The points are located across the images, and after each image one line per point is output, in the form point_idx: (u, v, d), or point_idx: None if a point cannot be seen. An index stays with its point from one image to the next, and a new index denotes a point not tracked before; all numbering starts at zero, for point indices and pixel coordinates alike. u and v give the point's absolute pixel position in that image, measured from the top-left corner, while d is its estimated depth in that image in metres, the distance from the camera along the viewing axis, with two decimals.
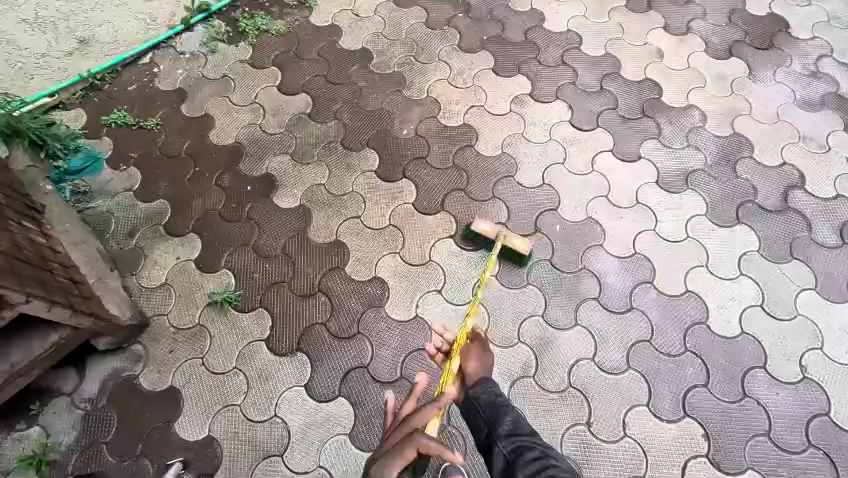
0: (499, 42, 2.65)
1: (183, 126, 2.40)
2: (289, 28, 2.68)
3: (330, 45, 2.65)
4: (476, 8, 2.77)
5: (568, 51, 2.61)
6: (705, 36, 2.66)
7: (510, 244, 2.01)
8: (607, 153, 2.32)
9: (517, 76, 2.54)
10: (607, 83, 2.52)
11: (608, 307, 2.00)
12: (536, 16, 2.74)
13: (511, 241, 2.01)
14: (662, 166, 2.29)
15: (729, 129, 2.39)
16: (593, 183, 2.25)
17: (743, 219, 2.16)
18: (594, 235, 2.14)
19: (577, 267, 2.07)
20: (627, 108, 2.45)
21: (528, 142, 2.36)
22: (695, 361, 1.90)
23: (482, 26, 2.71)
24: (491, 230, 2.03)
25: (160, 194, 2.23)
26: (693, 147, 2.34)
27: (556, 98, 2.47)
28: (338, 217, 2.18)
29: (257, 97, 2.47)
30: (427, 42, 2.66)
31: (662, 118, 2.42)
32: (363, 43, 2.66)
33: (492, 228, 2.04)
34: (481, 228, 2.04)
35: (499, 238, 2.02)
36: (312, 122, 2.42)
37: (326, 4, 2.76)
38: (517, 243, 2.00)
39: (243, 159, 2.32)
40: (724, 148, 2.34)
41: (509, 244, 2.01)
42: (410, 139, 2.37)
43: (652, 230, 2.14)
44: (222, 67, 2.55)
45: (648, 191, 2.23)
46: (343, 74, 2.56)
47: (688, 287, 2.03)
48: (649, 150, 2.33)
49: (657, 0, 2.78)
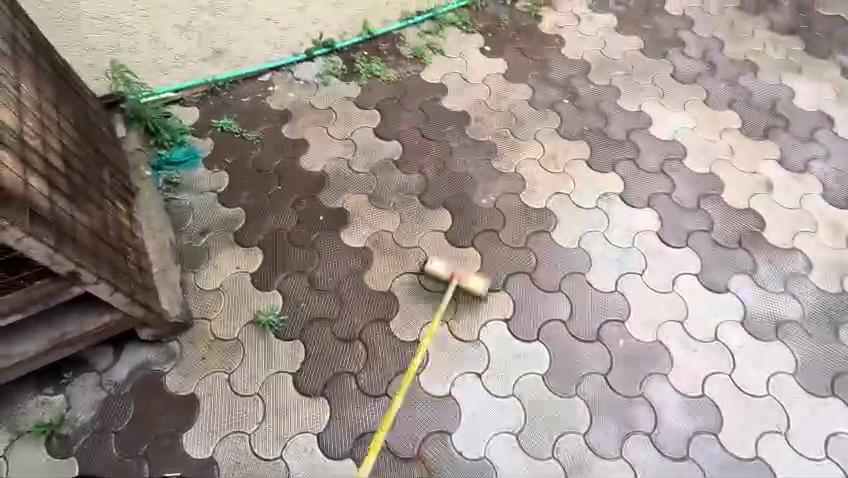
0: (599, 136, 2.62)
1: (279, 144, 2.52)
2: (400, 78, 2.81)
3: (434, 101, 2.73)
4: (582, 98, 2.77)
5: (668, 160, 2.52)
6: (823, 179, 2.48)
7: (465, 284, 2.03)
8: (691, 277, 2.16)
9: (609, 174, 2.47)
10: (705, 203, 2.38)
11: (661, 449, 1.78)
12: (642, 118, 2.69)
13: (464, 280, 2.04)
14: (751, 306, 2.09)
15: (835, 285, 2.15)
16: (670, 305, 2.08)
17: (838, 392, 1.90)
18: (659, 362, 1.95)
19: (634, 392, 1.88)
20: (723, 234, 2.29)
21: (608, 243, 2.25)
22: None
23: (585, 117, 2.70)
24: (444, 273, 2.06)
25: (240, 202, 2.32)
26: (792, 295, 2.12)
27: (647, 205, 2.36)
28: (398, 268, 2.15)
29: (353, 134, 2.57)
30: (527, 120, 2.68)
31: (760, 254, 2.23)
32: (464, 106, 2.72)
33: (447, 270, 2.07)
34: (435, 269, 2.07)
35: (453, 280, 2.04)
36: (397, 169, 2.47)
37: (439, 64, 2.88)
38: (471, 282, 2.03)
39: (323, 189, 2.38)
40: (828, 305, 2.10)
41: (463, 283, 2.03)
42: (487, 210, 2.34)
43: (727, 374, 1.92)
44: (329, 100, 2.70)
45: (729, 330, 2.02)
46: (439, 131, 2.61)
47: (759, 453, 1.78)
48: (739, 286, 2.14)
49: (775, 131, 2.65)
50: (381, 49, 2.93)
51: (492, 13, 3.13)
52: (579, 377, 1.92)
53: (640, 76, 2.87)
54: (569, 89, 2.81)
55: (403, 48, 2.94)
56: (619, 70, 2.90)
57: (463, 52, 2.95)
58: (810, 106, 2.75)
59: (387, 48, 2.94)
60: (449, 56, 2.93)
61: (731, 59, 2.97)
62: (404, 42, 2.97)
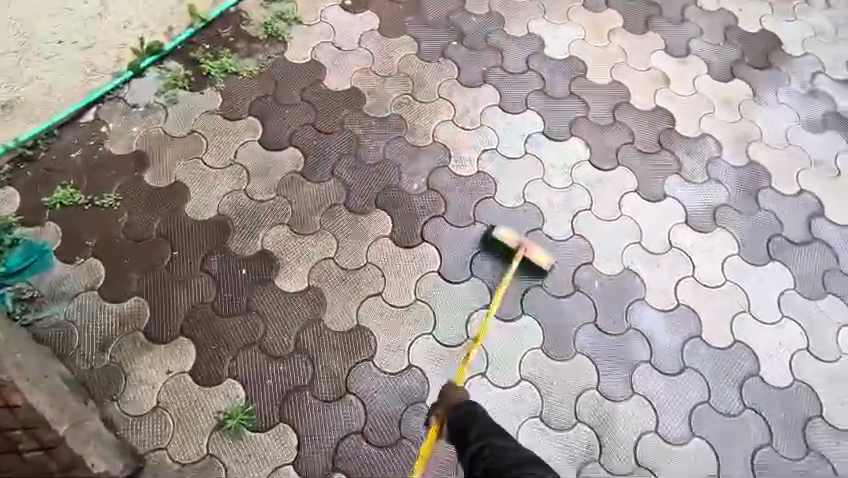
0: (501, 74, 2.43)
1: (150, 199, 2.01)
2: (263, 68, 2.33)
3: (314, 85, 2.32)
4: (469, 36, 2.53)
5: (573, 80, 2.44)
6: (706, 57, 2.55)
7: (530, 256, 1.94)
8: (632, 194, 2.19)
9: (526, 112, 2.34)
10: (620, 114, 2.37)
11: (662, 370, 1.88)
12: (534, 41, 2.54)
13: (531, 250, 1.95)
14: (688, 203, 2.19)
15: (745, 157, 2.31)
16: (624, 229, 2.11)
17: (776, 255, 2.10)
18: (634, 287, 2.01)
19: (623, 327, 1.94)
20: (644, 140, 2.31)
21: (550, 187, 2.17)
22: (756, 418, 1.82)
23: (479, 56, 2.48)
24: (512, 239, 1.96)
25: (132, 290, 1.83)
26: (715, 179, 2.25)
27: (572, 135, 2.29)
28: (356, 297, 1.90)
29: (237, 157, 2.13)
30: (423, 78, 2.39)
31: (680, 149, 2.30)
32: (351, 82, 2.35)
33: (515, 238, 1.97)
34: (503, 237, 1.97)
35: (520, 250, 1.95)
36: (306, 182, 2.11)
37: (302, 38, 2.43)
38: (539, 253, 1.94)
39: (231, 236, 1.97)
40: (744, 178, 2.26)
41: (530, 256, 1.94)
42: (422, 194, 2.12)
43: (691, 276, 2.04)
44: (186, 121, 2.17)
45: (679, 233, 2.12)
46: (335, 121, 2.25)
47: (736, 337, 1.94)
48: (672, 187, 2.22)
49: (654, 19, 2.64)
50: (224, 37, 2.37)
51: None
52: (574, 333, 1.91)
53: None
54: (452, 28, 2.54)
55: (250, 28, 2.41)
56: None
57: (324, 15, 2.50)
58: None
59: (230, 34, 2.38)
60: (309, 24, 2.47)
61: None
62: (249, 21, 2.43)
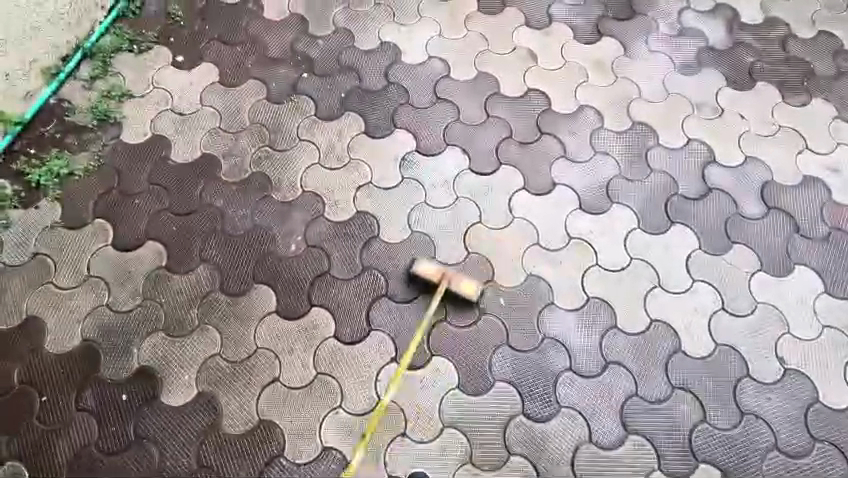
0: (360, 96, 2.24)
1: (3, 345, 1.81)
2: (100, 160, 2.09)
3: (161, 163, 2.10)
4: (319, 62, 2.32)
5: (437, 83, 2.27)
6: (570, 21, 2.41)
7: (457, 288, 1.85)
8: (521, 192, 2.06)
9: (395, 132, 2.17)
10: (493, 108, 2.21)
11: (584, 374, 1.80)
12: (389, 50, 2.34)
13: (455, 281, 1.85)
14: (580, 186, 2.07)
15: (628, 121, 2.20)
16: (519, 233, 1.99)
17: (676, 218, 2.02)
18: (541, 294, 1.90)
19: (538, 340, 1.84)
20: (523, 130, 2.17)
21: (434, 209, 2.03)
22: (686, 396, 1.77)
23: (334, 82, 2.28)
24: (433, 272, 1.87)
25: (3, 454, 1.67)
26: (602, 153, 2.14)
27: (447, 144, 2.14)
28: (252, 390, 1.76)
29: (90, 269, 1.92)
30: (278, 122, 2.19)
31: (561, 130, 2.17)
32: (201, 148, 2.13)
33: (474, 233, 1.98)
34: (422, 270, 1.88)
35: (444, 281, 1.85)
36: (173, 276, 1.92)
37: (136, 114, 2.19)
38: (463, 285, 1.85)
39: (103, 360, 1.79)
40: (630, 144, 2.16)
41: (456, 286, 1.85)
42: (301, 255, 1.95)
43: (596, 265, 1.95)
44: (25, 245, 1.95)
45: (576, 222, 2.01)
46: (191, 197, 2.04)
47: (652, 316, 1.87)
48: (561, 173, 2.09)
49: None
50: (48, 136, 2.12)
51: (157, 11, 2.40)
52: (488, 362, 1.81)
53: (360, 2, 2.46)
54: (299, 58, 2.33)
55: (75, 117, 2.16)
56: (337, 6, 2.45)
57: (156, 81, 2.26)
58: None
59: (54, 130, 2.13)
60: (141, 95, 2.23)
61: None
62: (72, 109, 2.17)
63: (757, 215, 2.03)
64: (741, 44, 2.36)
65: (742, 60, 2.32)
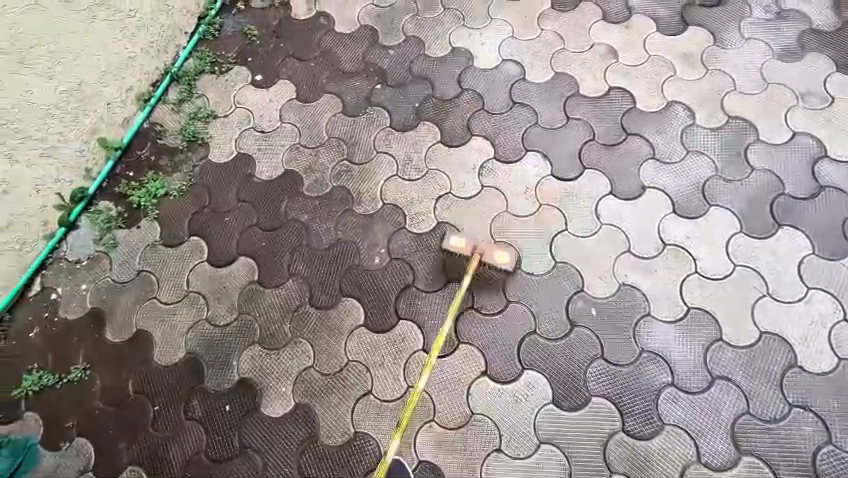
0: (435, 105, 2.23)
1: (118, 358, 1.94)
2: (192, 180, 2.20)
3: (247, 181, 2.18)
4: (392, 72, 2.32)
5: (513, 87, 2.21)
6: (652, 12, 2.28)
7: (491, 260, 1.86)
8: (608, 197, 1.97)
9: (472, 140, 2.13)
10: (573, 110, 2.13)
11: (688, 390, 1.70)
12: (461, 55, 2.31)
13: (490, 255, 1.87)
14: (672, 189, 1.96)
15: (723, 116, 2.05)
16: (609, 240, 1.91)
17: (784, 220, 1.87)
18: (636, 305, 1.81)
19: (635, 353, 1.76)
20: (607, 132, 2.07)
21: (517, 217, 1.98)
22: (807, 415, 1.64)
23: (407, 91, 2.27)
24: (465, 247, 1.88)
25: (124, 460, 1.80)
26: (695, 152, 2.01)
27: (527, 150, 2.08)
28: (346, 402, 1.79)
29: (189, 285, 2.02)
30: (355, 135, 2.21)
31: (649, 130, 2.06)
32: (283, 164, 2.20)
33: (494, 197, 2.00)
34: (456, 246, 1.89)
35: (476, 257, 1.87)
36: (265, 290, 1.99)
37: (221, 133, 2.28)
38: (498, 257, 1.87)
39: (207, 372, 1.89)
40: (728, 140, 2.01)
41: (491, 261, 1.86)
42: (385, 268, 1.97)
43: (695, 273, 1.83)
44: (131, 263, 2.08)
45: (670, 227, 1.90)
46: (277, 213, 2.11)
47: (762, 328, 1.74)
48: (651, 176, 1.98)
49: None
50: (144, 159, 2.25)
51: (234, 31, 2.48)
52: (583, 376, 1.75)
53: (429, 9, 2.44)
54: (371, 69, 2.34)
55: (167, 139, 2.28)
56: (405, 14, 2.44)
57: (237, 100, 2.34)
58: None
59: (149, 153, 2.26)
60: (225, 115, 2.32)
61: None
62: (164, 132, 2.29)
63: None
64: None
65: None
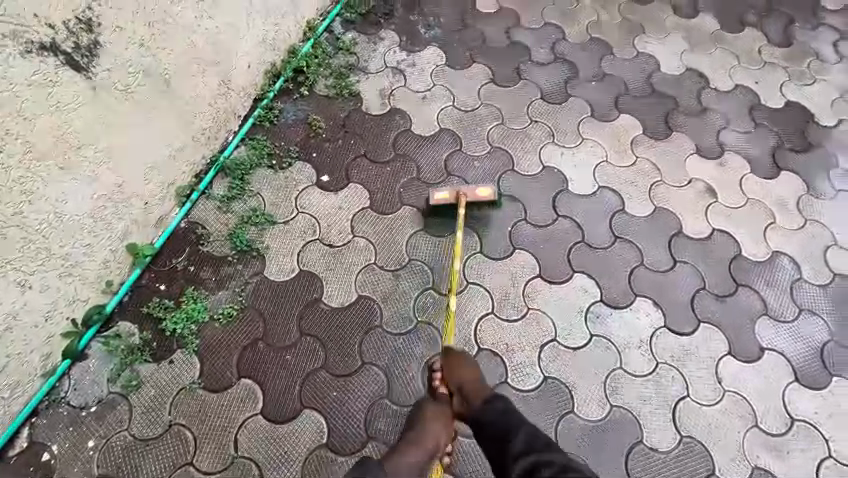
0: (530, 231, 2.01)
1: None
2: (242, 301, 1.81)
3: (312, 307, 1.82)
4: (479, 186, 2.11)
5: (613, 219, 2.04)
6: (743, 150, 2.24)
7: (475, 196, 1.95)
8: (728, 359, 1.80)
9: (575, 277, 1.92)
10: (679, 251, 1.99)
11: None
12: (553, 175, 2.14)
13: (472, 193, 1.95)
14: (792, 354, 1.82)
15: (829, 272, 1.98)
16: (736, 412, 1.72)
17: None
18: None
19: None
20: (717, 281, 1.94)
21: (634, 377, 1.75)
22: None
23: (497, 211, 2.05)
24: (449, 195, 1.96)
25: None
26: (809, 311, 1.90)
27: (636, 295, 1.89)
28: None
29: (238, 448, 1.59)
30: (441, 260, 1.94)
31: (759, 282, 1.95)
32: (357, 288, 1.87)
33: (450, 192, 1.96)
34: (440, 197, 1.96)
35: (460, 198, 1.94)
36: (338, 459, 1.60)
37: (280, 242, 1.93)
38: (480, 192, 1.95)
39: None
40: (838, 300, 1.93)
41: (473, 196, 1.94)
42: None
43: (830, 457, 1.67)
44: (158, 411, 1.62)
45: (798, 400, 1.75)
46: (350, 353, 1.76)
47: None
48: (768, 336, 1.85)
49: (673, 115, 2.31)
50: (181, 269, 1.83)
51: (296, 121, 2.19)
52: None
53: (515, 119, 2.28)
54: (456, 181, 2.11)
55: (211, 245, 1.89)
56: (490, 122, 2.26)
57: (300, 203, 2.01)
58: (678, 66, 2.45)
59: (187, 263, 1.85)
60: (284, 220, 1.97)
61: (580, 45, 2.51)
62: (207, 235, 1.90)
63: None
64: None
65: None
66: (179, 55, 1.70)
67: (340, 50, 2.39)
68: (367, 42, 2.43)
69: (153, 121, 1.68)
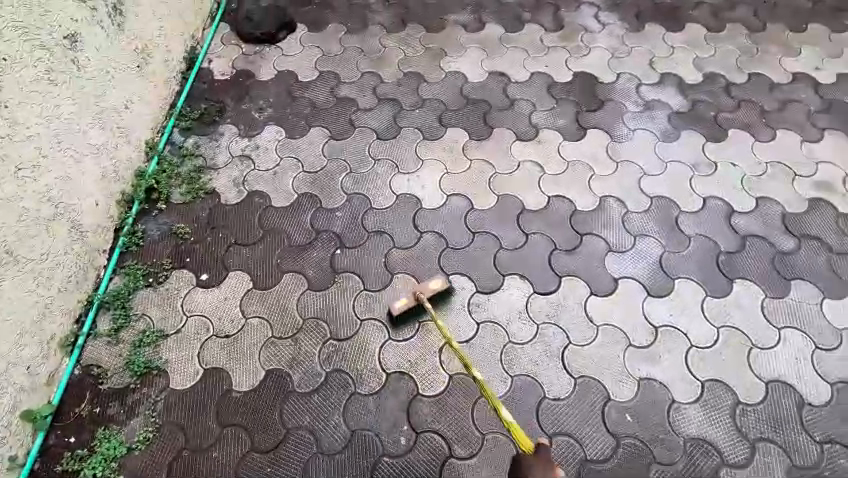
0: (401, 255, 2.24)
1: None
2: (156, 421, 1.86)
3: (226, 399, 1.91)
4: (345, 232, 2.31)
5: (466, 219, 2.32)
6: (552, 124, 2.63)
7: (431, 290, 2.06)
8: (592, 299, 2.10)
9: (450, 280, 2.16)
10: (527, 225, 2.29)
11: (740, 465, 1.76)
12: (406, 200, 2.40)
13: (427, 288, 2.06)
14: (638, 274, 2.15)
15: (646, 198, 2.37)
16: (611, 340, 2.00)
17: (734, 274, 2.14)
18: (661, 396, 1.89)
19: (682, 444, 1.80)
20: (564, 238, 2.25)
21: (522, 345, 1.99)
22: (838, 449, 1.78)
23: (368, 248, 2.26)
24: (409, 300, 2.04)
25: None
26: (641, 235, 2.26)
27: (504, 276, 2.16)
28: None
29: None
30: (331, 310, 2.11)
31: (596, 226, 2.29)
32: (263, 365, 1.98)
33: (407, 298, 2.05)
34: (401, 308, 2.02)
35: (421, 299, 2.04)
36: None
37: (178, 351, 2.01)
38: (433, 284, 2.07)
39: None
40: (660, 217, 2.31)
41: (430, 291, 2.05)
42: (415, 447, 1.81)
43: (692, 346, 1.98)
44: None
45: (654, 310, 2.06)
46: (273, 426, 1.86)
47: (766, 379, 1.91)
48: (616, 267, 2.17)
49: (489, 115, 2.67)
50: (86, 415, 1.87)
51: (161, 235, 2.30)
52: None
53: (360, 163, 2.53)
54: (324, 236, 2.30)
55: (110, 380, 1.94)
56: (339, 173, 2.50)
57: (187, 308, 2.11)
58: (481, 74, 2.84)
59: (90, 406, 1.88)
60: (176, 330, 2.06)
61: (397, 82, 2.84)
62: (104, 372, 1.95)
63: (792, 248, 2.20)
64: (698, 101, 2.68)
65: (707, 115, 2.62)
66: (14, 224, 1.77)
67: (185, 157, 2.55)
68: (209, 142, 2.62)
69: (6, 292, 1.72)
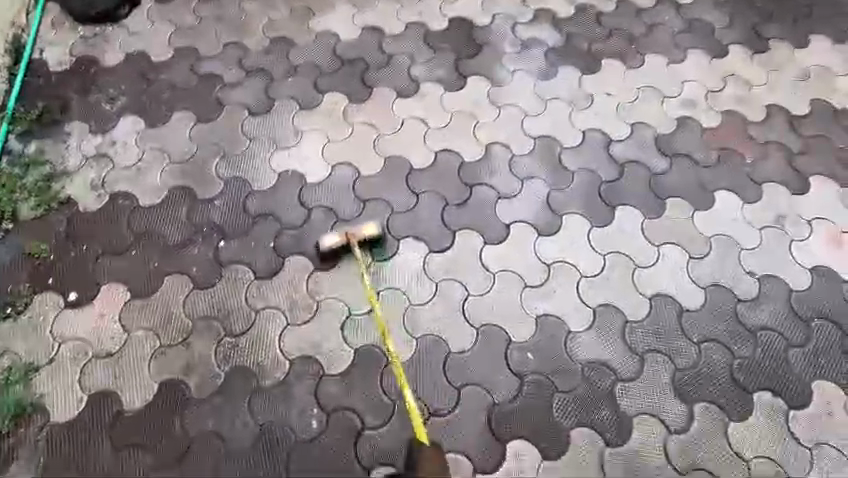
0: (290, 236, 2.13)
1: None
2: (42, 461, 1.72)
3: (118, 421, 1.78)
4: (227, 222, 2.16)
5: (355, 187, 2.23)
6: (433, 75, 2.54)
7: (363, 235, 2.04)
8: (487, 248, 2.12)
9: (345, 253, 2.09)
10: (416, 185, 2.24)
11: (630, 378, 1.90)
12: (289, 177, 2.26)
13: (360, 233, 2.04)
14: (528, 216, 2.19)
15: (530, 139, 2.38)
16: (508, 284, 2.05)
17: (615, 202, 2.23)
18: (557, 329, 1.97)
19: (579, 369, 1.90)
20: (454, 192, 2.23)
21: (423, 305, 1.99)
22: (712, 345, 1.96)
23: (255, 234, 2.13)
24: (339, 240, 2.04)
25: None
26: (528, 177, 2.28)
27: (398, 240, 2.12)
28: None
29: None
30: (222, 306, 1.98)
31: (485, 175, 2.28)
32: (154, 378, 1.85)
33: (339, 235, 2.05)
34: (331, 243, 2.03)
35: (352, 241, 2.04)
36: None
37: (54, 382, 1.83)
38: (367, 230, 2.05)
39: None
40: (544, 157, 2.34)
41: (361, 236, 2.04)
42: (327, 427, 1.79)
43: (582, 276, 2.07)
44: None
45: (545, 248, 2.12)
46: (175, 438, 1.77)
47: (648, 294, 2.04)
48: (507, 213, 2.19)
49: (367, 74, 2.54)
50: None
51: (13, 259, 2.04)
52: (552, 416, 1.83)
53: (234, 145, 2.34)
54: (204, 229, 2.14)
55: None
56: (212, 159, 2.30)
57: (57, 334, 1.91)
58: (353, 30, 2.67)
59: None
60: (48, 360, 1.87)
61: (264, 50, 2.61)
62: None
63: (664, 168, 2.32)
64: (572, 35, 2.68)
65: (581, 48, 2.64)
66: None
67: (28, 166, 2.23)
68: (55, 144, 2.30)
69: None
